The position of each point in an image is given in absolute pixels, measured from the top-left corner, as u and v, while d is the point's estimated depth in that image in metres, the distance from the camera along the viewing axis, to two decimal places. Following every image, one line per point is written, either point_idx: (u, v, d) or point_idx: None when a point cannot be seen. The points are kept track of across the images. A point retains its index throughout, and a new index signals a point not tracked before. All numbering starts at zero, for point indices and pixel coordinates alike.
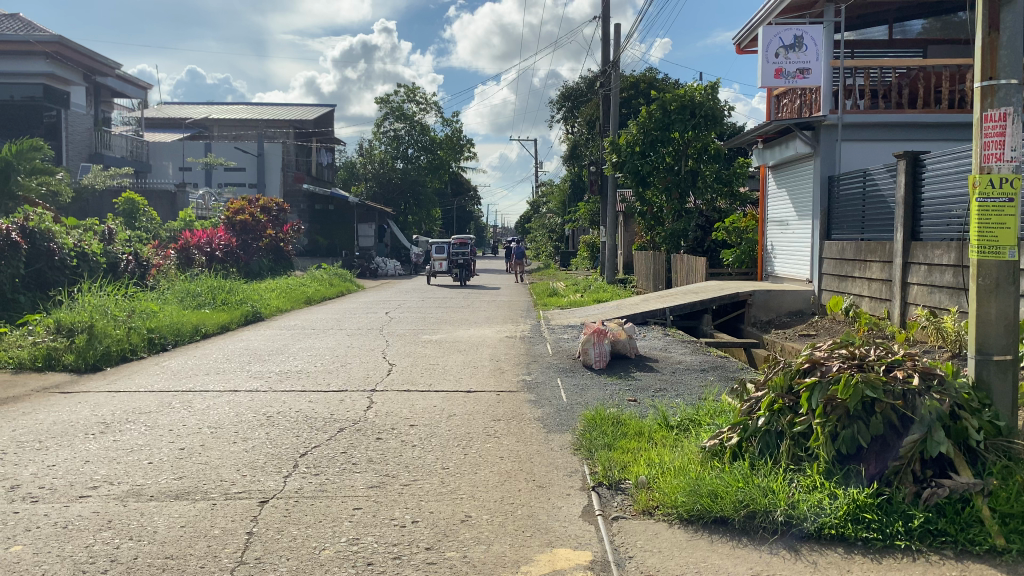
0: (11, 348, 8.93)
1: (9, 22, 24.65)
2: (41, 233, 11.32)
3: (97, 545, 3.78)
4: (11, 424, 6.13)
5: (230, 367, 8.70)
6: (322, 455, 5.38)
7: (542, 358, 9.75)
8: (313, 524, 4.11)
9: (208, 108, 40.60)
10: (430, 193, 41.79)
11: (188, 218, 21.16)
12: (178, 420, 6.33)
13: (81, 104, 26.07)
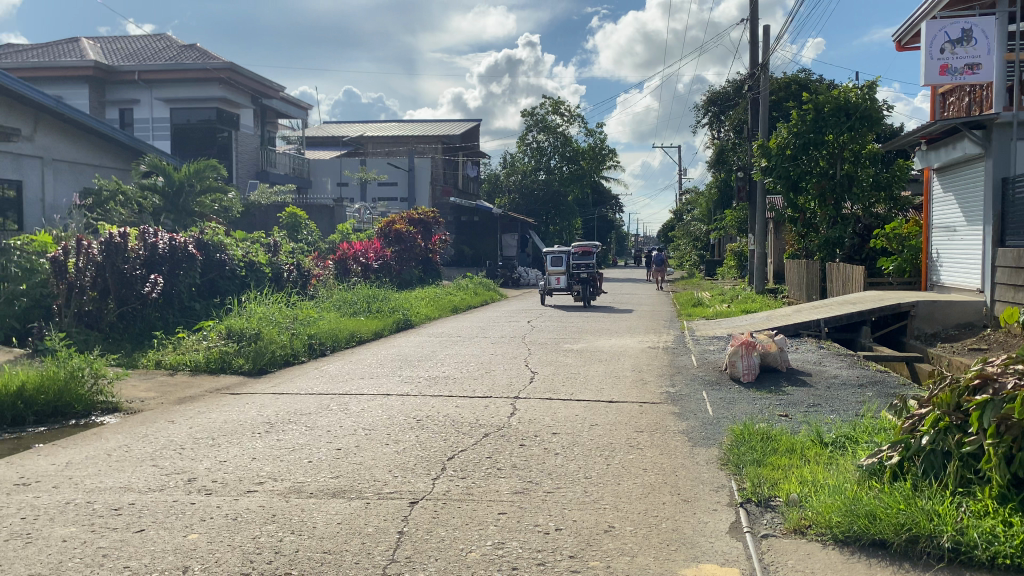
0: (189, 351, 9.71)
1: (188, 52, 26.90)
2: (214, 245, 12.27)
3: (263, 537, 4.05)
4: (188, 422, 6.66)
5: (383, 372, 9.07)
6: (468, 459, 5.52)
7: (686, 370, 9.57)
8: (460, 527, 4.21)
9: (362, 126, 42.56)
10: (573, 204, 41.95)
11: (345, 230, 22.29)
12: (334, 421, 6.67)
13: (250, 126, 27.99)
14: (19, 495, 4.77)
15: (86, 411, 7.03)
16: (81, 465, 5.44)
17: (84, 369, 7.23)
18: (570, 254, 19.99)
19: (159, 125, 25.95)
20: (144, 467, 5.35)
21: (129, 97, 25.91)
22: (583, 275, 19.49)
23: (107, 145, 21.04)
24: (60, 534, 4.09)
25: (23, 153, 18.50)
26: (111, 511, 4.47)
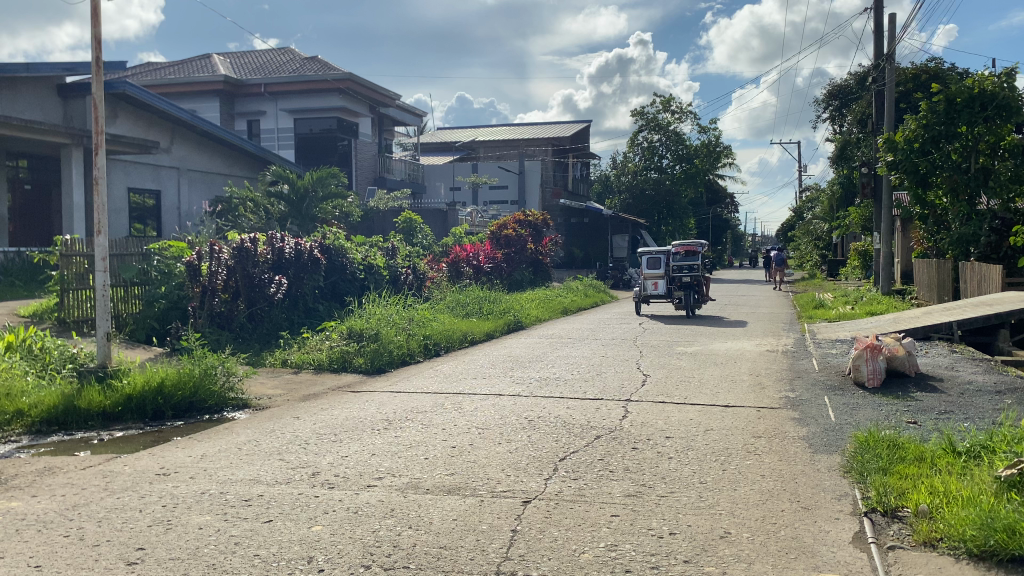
0: (312, 350, 10.15)
1: (310, 65, 28.10)
2: (336, 250, 12.78)
3: (382, 530, 4.20)
4: (312, 418, 6.97)
5: (495, 373, 9.20)
6: (581, 460, 5.55)
7: (806, 374, 9.27)
8: (573, 527, 4.24)
9: (473, 131, 43.17)
10: (686, 204, 41.24)
11: (459, 233, 22.74)
12: (448, 420, 6.82)
13: (368, 134, 28.92)
14: (161, 484, 5.12)
15: (219, 407, 7.46)
16: (215, 457, 5.78)
17: (216, 367, 7.70)
18: (670, 254, 16.54)
19: (284, 135, 27.16)
20: (271, 460, 5.64)
21: (256, 109, 27.27)
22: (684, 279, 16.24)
23: (238, 155, 22.24)
24: (196, 521, 4.37)
25: (162, 165, 19.79)
26: (242, 501, 4.74)
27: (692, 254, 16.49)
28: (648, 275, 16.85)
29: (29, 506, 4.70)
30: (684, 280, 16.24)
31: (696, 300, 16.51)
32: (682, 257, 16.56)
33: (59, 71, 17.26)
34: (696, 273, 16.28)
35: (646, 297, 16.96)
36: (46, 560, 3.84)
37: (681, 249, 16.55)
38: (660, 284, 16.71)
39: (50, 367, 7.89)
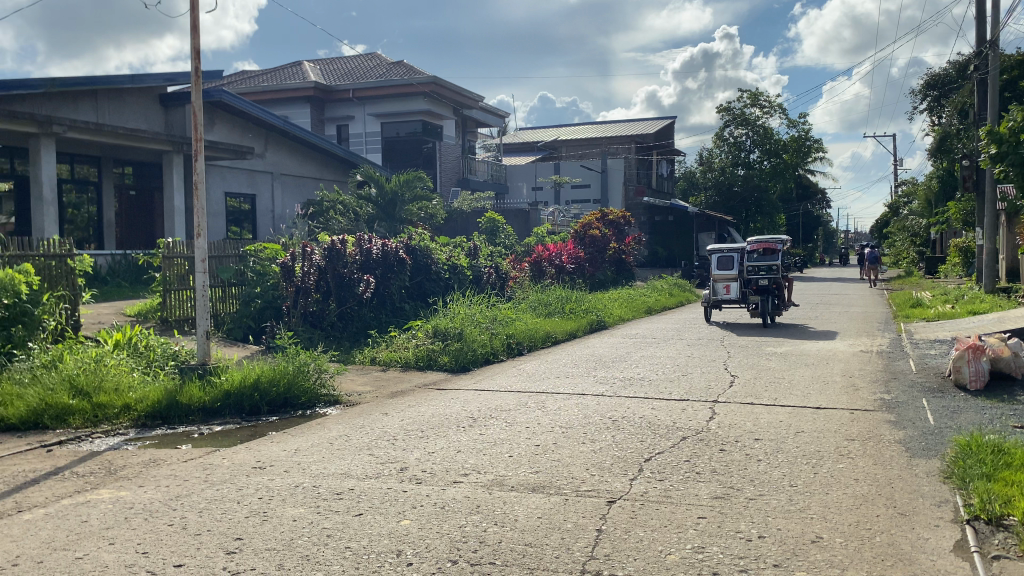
0: (400, 348, 10.39)
1: (396, 69, 28.64)
2: (422, 250, 13.01)
3: (468, 526, 4.28)
4: (400, 414, 7.14)
5: (578, 372, 9.21)
6: (666, 461, 5.51)
7: (903, 375, 8.94)
8: (659, 528, 4.23)
9: (556, 130, 43.12)
10: (774, 200, 40.24)
11: (542, 233, 22.79)
12: (532, 419, 6.87)
13: (452, 135, 29.28)
14: (257, 476, 5.35)
15: (311, 403, 7.72)
16: (307, 452, 6.00)
17: (309, 365, 7.98)
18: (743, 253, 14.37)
19: (371, 138, 27.78)
20: (361, 455, 5.81)
21: (345, 113, 27.97)
22: (760, 282, 13.96)
23: (327, 159, 22.87)
24: (290, 513, 4.55)
25: (256, 170, 20.54)
26: (334, 494, 4.90)
27: (770, 253, 14.22)
28: (719, 276, 14.73)
29: (137, 495, 4.99)
30: (759, 284, 13.98)
31: (774, 306, 14.20)
32: (758, 256, 14.29)
33: (161, 81, 18.12)
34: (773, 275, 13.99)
35: (717, 301, 14.82)
36: (152, 547, 4.07)
37: (756, 247, 14.29)
38: (732, 288, 14.53)
39: (154, 364, 8.31)
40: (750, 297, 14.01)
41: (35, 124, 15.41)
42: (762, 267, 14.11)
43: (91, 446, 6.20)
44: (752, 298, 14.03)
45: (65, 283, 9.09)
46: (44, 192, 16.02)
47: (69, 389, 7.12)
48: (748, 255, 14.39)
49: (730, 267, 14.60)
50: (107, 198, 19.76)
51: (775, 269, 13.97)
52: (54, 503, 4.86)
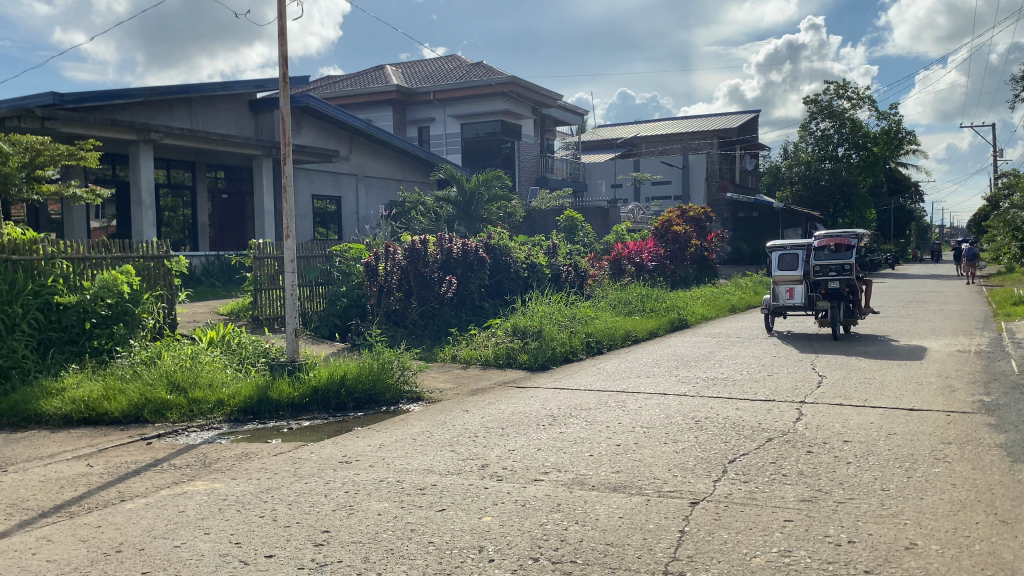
0: (479, 346, 10.50)
1: (476, 70, 28.91)
2: (500, 249, 13.11)
3: (550, 524, 4.31)
4: (481, 412, 7.22)
5: (659, 372, 9.12)
6: (750, 463, 5.41)
7: (1004, 377, 8.53)
8: (744, 531, 4.17)
9: (636, 127, 42.71)
10: (864, 194, 38.90)
11: (621, 230, 22.64)
12: (611, 418, 6.84)
13: (530, 135, 29.36)
14: (343, 471, 5.50)
15: (395, 399, 7.88)
16: (391, 447, 6.12)
17: (392, 362, 8.16)
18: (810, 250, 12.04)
19: (451, 139, 28.11)
20: (443, 452, 5.91)
21: (426, 115, 28.38)
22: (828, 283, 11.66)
23: (408, 161, 23.26)
24: (376, 508, 4.66)
25: (342, 172, 21.07)
26: (418, 490, 5.00)
27: (843, 250, 11.86)
28: (780, 278, 12.37)
29: (231, 487, 5.19)
30: (830, 286, 11.67)
31: (848, 314, 11.86)
32: (828, 254, 11.93)
33: (250, 88, 18.76)
34: (847, 276, 11.64)
35: (779, 308, 12.48)
36: (244, 537, 4.24)
37: (827, 243, 11.93)
38: (797, 291, 12.18)
39: (245, 361, 8.63)
40: (818, 302, 11.67)
41: (135, 132, 16.16)
42: (834, 266, 11.79)
43: (187, 440, 6.47)
44: (822, 304, 11.70)
45: (163, 283, 9.51)
46: (143, 197, 16.79)
47: (168, 385, 7.47)
48: (815, 252, 12.04)
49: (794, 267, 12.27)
50: (201, 202, 20.58)
51: (850, 269, 11.69)
52: (153, 494, 5.10)
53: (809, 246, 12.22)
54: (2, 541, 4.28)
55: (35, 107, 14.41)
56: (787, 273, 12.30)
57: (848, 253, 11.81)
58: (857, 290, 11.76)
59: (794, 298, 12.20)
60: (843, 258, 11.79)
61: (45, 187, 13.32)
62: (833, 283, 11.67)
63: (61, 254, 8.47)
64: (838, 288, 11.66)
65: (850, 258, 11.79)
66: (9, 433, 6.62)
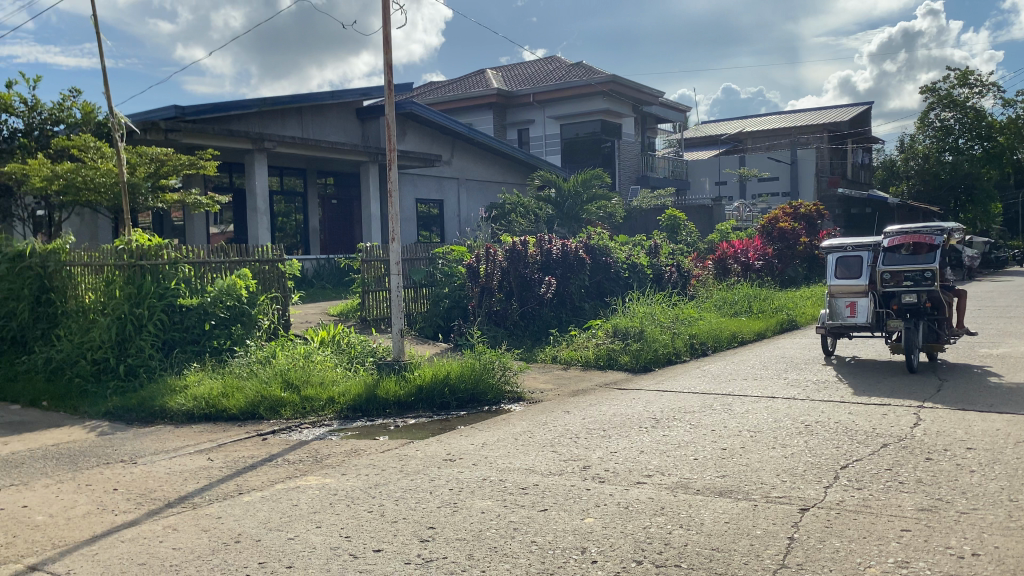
0: (580, 347, 10.48)
1: (577, 71, 28.88)
2: (600, 249, 13.05)
3: (653, 528, 4.27)
4: (583, 413, 7.22)
5: (767, 374, 8.88)
6: (864, 470, 5.21)
7: None
8: (857, 539, 4.02)
9: (741, 123, 41.69)
10: (989, 187, 36.70)
11: (726, 229, 22.13)
12: (716, 421, 6.72)
13: (631, 133, 29.09)
14: (448, 469, 5.60)
15: (497, 399, 7.97)
16: (494, 446, 6.20)
17: (494, 362, 8.26)
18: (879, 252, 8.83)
19: (551, 140, 28.21)
20: (545, 452, 5.93)
21: (526, 117, 28.56)
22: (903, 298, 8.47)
23: (509, 162, 23.44)
24: (479, 506, 4.74)
25: (444, 176, 21.45)
26: (520, 489, 5.05)
27: (925, 251, 8.65)
28: (837, 287, 9.22)
29: (340, 483, 5.38)
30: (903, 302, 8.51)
31: (932, 338, 8.69)
32: (902, 257, 8.74)
33: (357, 96, 19.34)
34: (928, 288, 8.50)
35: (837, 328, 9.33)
36: (354, 531, 4.38)
37: (901, 241, 8.69)
38: (860, 307, 9.04)
39: (354, 360, 8.90)
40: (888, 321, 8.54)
41: (250, 141, 16.91)
42: (910, 274, 8.60)
43: (300, 436, 6.74)
44: (892, 324, 8.56)
45: (277, 286, 9.90)
46: (258, 203, 17.56)
47: (282, 382, 7.80)
48: (885, 256, 8.85)
49: (857, 273, 9.10)
50: (311, 207, 21.35)
51: (932, 278, 8.50)
52: (269, 487, 5.34)
53: (877, 245, 9.01)
54: (132, 529, 4.56)
55: (160, 121, 15.27)
56: (846, 283, 9.14)
57: (931, 254, 8.60)
58: (946, 306, 8.58)
59: (857, 316, 9.06)
60: (923, 263, 8.58)
61: (169, 196, 14.14)
62: (908, 298, 8.59)
63: (185, 259, 8.95)
64: (916, 305, 8.57)
65: (933, 262, 8.56)
66: (139, 428, 7.07)
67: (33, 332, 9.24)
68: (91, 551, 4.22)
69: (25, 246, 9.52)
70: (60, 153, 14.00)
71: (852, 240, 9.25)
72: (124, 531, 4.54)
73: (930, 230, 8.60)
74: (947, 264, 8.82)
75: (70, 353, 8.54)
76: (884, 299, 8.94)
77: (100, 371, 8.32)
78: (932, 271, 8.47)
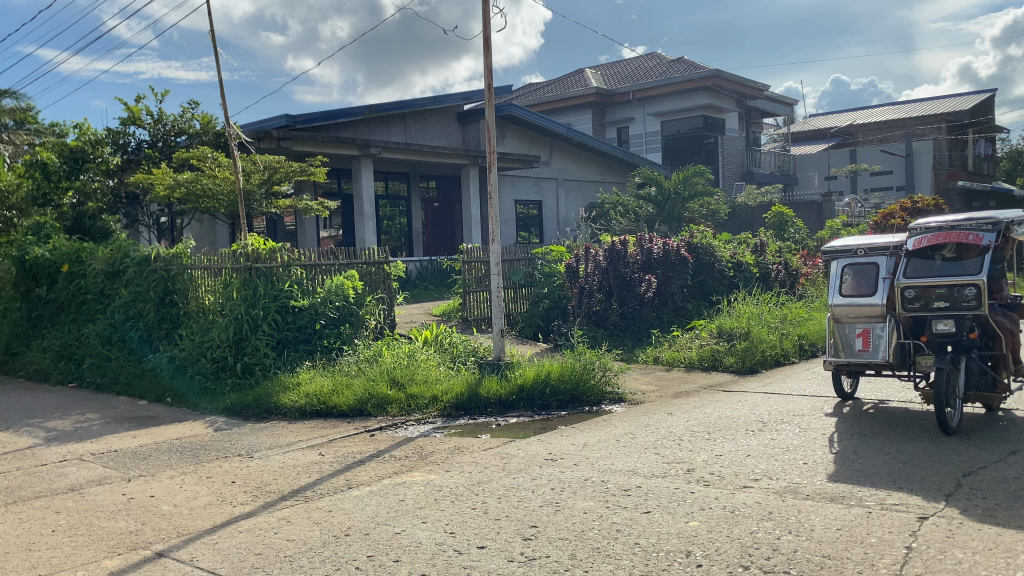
0: (683, 348, 10.31)
1: (678, 67, 28.42)
2: (704, 248, 12.79)
3: (761, 533, 4.17)
4: (686, 415, 7.11)
5: (881, 377, 8.50)
6: (988, 478, 4.92)
7: None
8: (982, 551, 3.81)
9: (851, 115, 40.13)
10: None
11: (836, 225, 21.32)
12: (825, 425, 6.49)
13: (735, 129, 28.41)
14: (550, 468, 5.63)
15: (598, 399, 7.94)
16: (596, 447, 6.19)
17: (595, 362, 8.23)
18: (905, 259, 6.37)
19: (652, 138, 27.87)
20: (648, 454, 5.88)
21: (626, 116, 28.31)
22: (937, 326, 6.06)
23: (609, 161, 23.30)
24: (582, 506, 4.74)
25: (543, 176, 21.52)
26: (623, 490, 5.02)
27: (970, 255, 6.16)
28: (843, 310, 6.63)
29: (445, 479, 5.48)
30: (936, 333, 6.08)
31: (984, 384, 6.16)
32: (939, 264, 6.25)
33: (457, 99, 19.64)
34: (970, 310, 5.98)
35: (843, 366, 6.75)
36: (458, 528, 4.46)
37: (938, 244, 6.24)
38: (875, 337, 6.44)
39: (457, 359, 9.05)
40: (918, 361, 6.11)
41: (355, 147, 17.42)
42: (944, 289, 6.08)
43: (405, 433, 6.90)
44: (924, 364, 6.13)
45: (382, 287, 10.17)
46: (364, 208, 18.05)
47: (387, 380, 8.01)
48: (911, 263, 6.36)
49: (872, 288, 6.55)
50: (415, 210, 21.83)
51: (976, 297, 5.96)
52: (376, 482, 5.49)
53: (899, 248, 6.63)
54: (249, 520, 4.78)
55: (272, 129, 15.90)
56: (855, 302, 6.56)
57: (979, 259, 6.10)
58: (1001, 336, 6.11)
59: (871, 351, 6.43)
60: (965, 274, 6.05)
61: (281, 201, 14.71)
62: (941, 325, 6.07)
63: (296, 262, 9.30)
64: (952, 335, 6.05)
65: (980, 273, 6.02)
66: (255, 423, 7.39)
67: (158, 332, 9.79)
68: (211, 540, 4.44)
69: (151, 251, 10.10)
70: (181, 163, 14.80)
71: (867, 242, 6.85)
72: (241, 522, 4.76)
73: (975, 223, 6.18)
74: (1001, 276, 6.32)
75: (190, 352, 9.01)
76: (911, 327, 6.41)
77: (218, 368, 8.75)
78: (977, 286, 5.95)
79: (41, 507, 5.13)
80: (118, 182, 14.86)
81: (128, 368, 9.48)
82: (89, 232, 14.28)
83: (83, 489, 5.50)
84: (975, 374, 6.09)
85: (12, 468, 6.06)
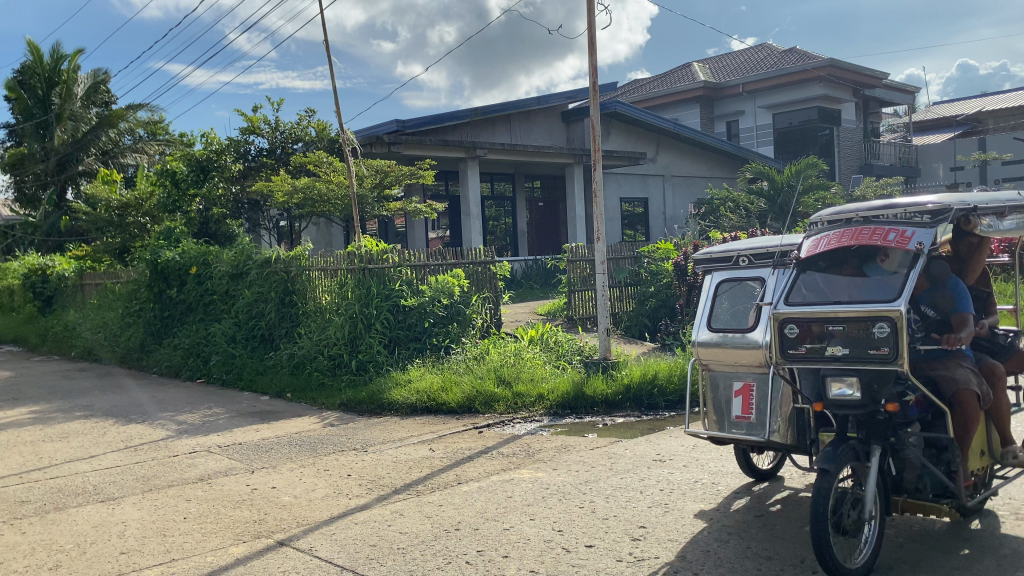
0: None
1: (790, 58, 27.52)
2: None
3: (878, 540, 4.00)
4: None
5: None
6: None
7: None
8: None
9: (981, 101, 37.73)
10: None
11: None
12: None
13: (851, 120, 27.26)
14: (659, 469, 5.58)
15: None
16: (705, 449, 6.08)
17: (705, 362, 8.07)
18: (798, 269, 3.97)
19: (762, 131, 27.07)
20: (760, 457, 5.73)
21: (736, 109, 27.61)
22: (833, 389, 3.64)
23: (717, 156, 22.80)
24: (691, 509, 4.67)
25: (649, 173, 21.29)
26: (733, 494, 4.92)
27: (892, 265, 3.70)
28: (717, 354, 4.44)
29: (552, 478, 5.52)
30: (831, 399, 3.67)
31: (928, 484, 3.73)
32: (846, 281, 3.80)
33: (562, 99, 19.66)
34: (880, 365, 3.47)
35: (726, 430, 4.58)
36: (566, 526, 4.48)
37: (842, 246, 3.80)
38: (763, 398, 4.20)
39: (563, 358, 9.08)
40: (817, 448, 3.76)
41: (462, 149, 17.71)
42: (840, 323, 3.60)
43: (513, 431, 6.97)
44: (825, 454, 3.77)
45: (488, 286, 10.30)
46: (471, 209, 18.29)
47: (495, 378, 8.13)
48: (804, 279, 3.92)
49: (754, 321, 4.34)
50: (520, 210, 22.00)
51: (890, 339, 3.45)
52: (485, 479, 5.57)
53: (788, 256, 4.39)
54: (365, 512, 4.95)
55: (383, 134, 16.38)
56: (732, 341, 4.36)
57: (905, 270, 3.64)
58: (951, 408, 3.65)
59: (752, 420, 4.22)
60: (872, 303, 3.58)
61: (391, 204, 15.10)
62: (839, 388, 3.62)
63: (406, 262, 9.56)
64: (860, 405, 3.60)
65: (897, 300, 3.52)
66: (369, 418, 7.64)
67: (278, 330, 10.23)
68: (329, 531, 4.62)
69: (271, 253, 10.59)
70: (298, 169, 15.44)
71: (752, 241, 4.70)
72: (357, 513, 4.94)
73: (897, 212, 3.78)
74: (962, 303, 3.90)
75: (309, 350, 9.39)
76: None
77: (334, 365, 9.08)
78: (891, 320, 3.45)
79: (174, 495, 5.47)
80: (240, 189, 15.64)
81: (250, 365, 9.98)
82: (216, 236, 15.20)
83: (212, 479, 5.83)
84: (912, 470, 3.70)
85: (148, 458, 6.47)
